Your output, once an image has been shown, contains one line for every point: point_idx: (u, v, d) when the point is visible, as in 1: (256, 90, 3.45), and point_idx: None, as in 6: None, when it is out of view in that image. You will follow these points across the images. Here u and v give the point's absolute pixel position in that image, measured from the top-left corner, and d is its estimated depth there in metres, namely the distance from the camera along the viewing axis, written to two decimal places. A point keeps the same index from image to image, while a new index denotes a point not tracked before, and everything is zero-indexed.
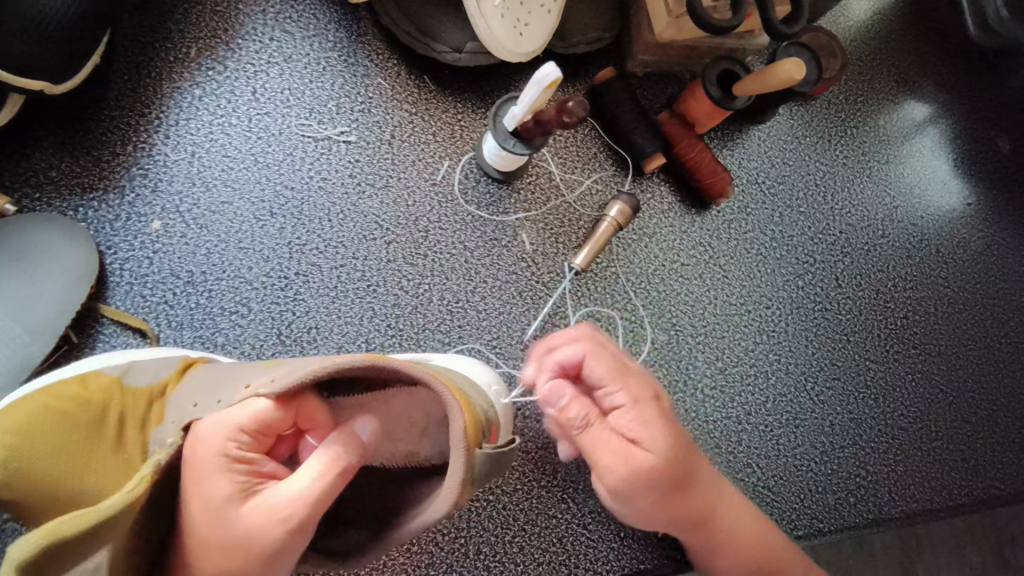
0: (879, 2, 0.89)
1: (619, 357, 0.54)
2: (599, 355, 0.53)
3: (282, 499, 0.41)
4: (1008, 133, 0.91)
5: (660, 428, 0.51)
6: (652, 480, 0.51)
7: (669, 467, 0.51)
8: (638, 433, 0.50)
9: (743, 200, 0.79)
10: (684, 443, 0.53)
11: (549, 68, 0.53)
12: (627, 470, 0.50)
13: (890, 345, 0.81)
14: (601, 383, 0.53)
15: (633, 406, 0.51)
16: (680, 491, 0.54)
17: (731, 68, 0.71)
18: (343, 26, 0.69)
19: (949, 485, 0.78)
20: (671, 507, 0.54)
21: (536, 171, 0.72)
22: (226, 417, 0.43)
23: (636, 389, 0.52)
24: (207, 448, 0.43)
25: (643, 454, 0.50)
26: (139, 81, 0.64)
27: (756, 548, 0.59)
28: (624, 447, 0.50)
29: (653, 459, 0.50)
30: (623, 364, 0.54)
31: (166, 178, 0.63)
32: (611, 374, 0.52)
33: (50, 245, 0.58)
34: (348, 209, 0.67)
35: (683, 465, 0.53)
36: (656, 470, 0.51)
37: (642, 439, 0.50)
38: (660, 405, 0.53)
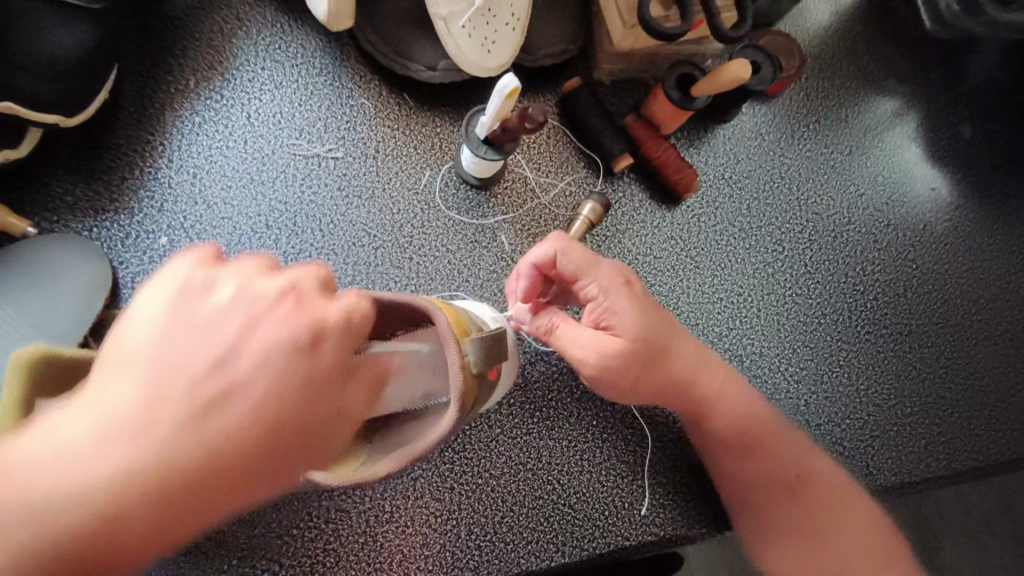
0: (836, 5, 0.95)
1: (587, 254, 0.66)
2: (571, 250, 0.65)
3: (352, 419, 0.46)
4: (969, 120, 0.95)
5: (624, 305, 0.64)
6: (622, 356, 0.63)
7: (641, 342, 0.64)
8: (604, 313, 0.64)
9: (711, 195, 0.84)
10: (657, 320, 0.66)
11: (507, 78, 0.59)
12: (597, 355, 0.63)
13: (861, 326, 0.84)
14: (574, 278, 0.65)
15: (601, 290, 0.64)
16: (658, 367, 0.65)
17: (689, 73, 0.76)
18: (328, 52, 0.76)
19: (927, 458, 0.81)
20: (653, 383, 0.65)
21: (513, 177, 0.78)
22: (294, 327, 0.41)
23: (604, 278, 0.65)
24: (285, 358, 0.40)
25: (611, 336, 0.64)
26: (145, 112, 0.70)
27: (754, 421, 0.68)
28: (593, 337, 0.63)
29: (620, 340, 0.64)
30: (592, 259, 0.66)
31: (171, 198, 0.69)
32: (579, 267, 0.64)
33: (68, 264, 0.64)
34: (337, 218, 0.72)
35: (653, 341, 0.65)
36: (629, 348, 0.64)
37: (608, 321, 0.64)
38: (631, 288, 0.66)
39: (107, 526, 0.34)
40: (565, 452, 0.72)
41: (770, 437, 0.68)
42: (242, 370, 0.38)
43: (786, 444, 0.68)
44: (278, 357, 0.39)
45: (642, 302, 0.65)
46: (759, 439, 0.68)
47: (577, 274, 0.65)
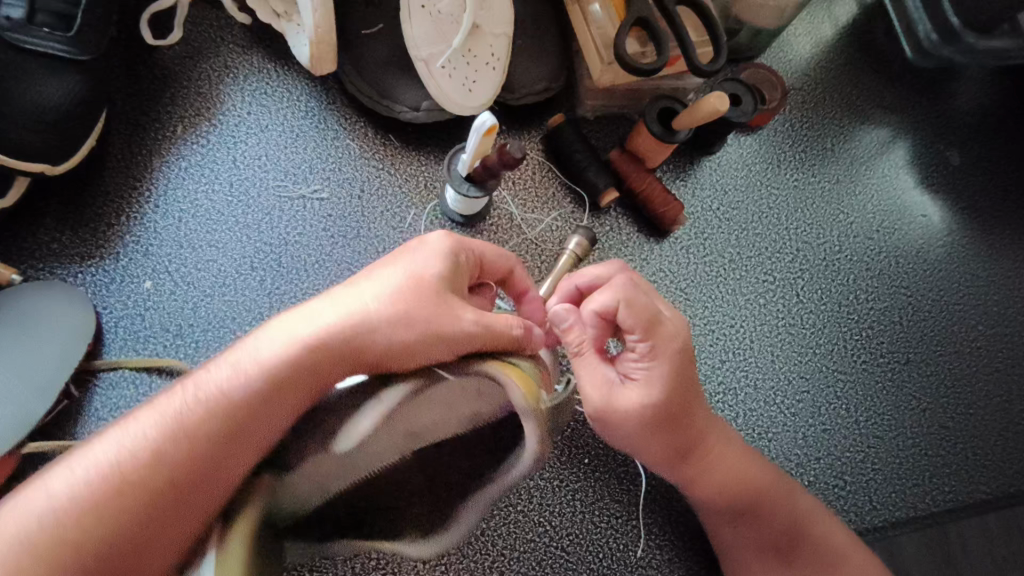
0: (817, 38, 0.96)
1: (651, 311, 0.59)
2: (631, 304, 0.58)
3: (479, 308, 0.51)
4: (957, 146, 0.95)
5: (664, 373, 0.59)
6: (636, 415, 0.59)
7: (662, 410, 0.60)
8: (641, 371, 0.59)
9: (699, 226, 0.83)
10: (688, 393, 0.61)
11: (483, 115, 0.59)
12: (612, 411, 0.60)
13: (858, 355, 0.82)
14: (628, 328, 0.59)
15: (649, 348, 0.59)
16: (673, 434, 0.62)
17: (669, 106, 0.77)
18: (315, 96, 0.77)
19: (933, 491, 0.78)
20: (662, 445, 0.63)
21: (498, 213, 0.78)
22: (444, 260, 0.53)
23: (658, 341, 0.59)
24: (423, 289, 0.51)
25: (638, 395, 0.59)
26: (132, 159, 0.71)
27: (751, 493, 0.66)
28: (612, 387, 0.59)
29: (647, 405, 0.59)
30: (654, 320, 0.59)
31: (157, 243, 0.70)
32: (635, 324, 0.58)
33: (59, 311, 0.64)
34: (323, 259, 0.72)
35: (674, 410, 0.61)
36: (646, 412, 0.59)
37: (640, 381, 0.59)
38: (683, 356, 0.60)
39: (220, 444, 0.42)
40: (557, 493, 0.70)
41: (762, 509, 0.66)
42: (386, 303, 0.49)
43: (780, 515, 0.66)
44: (416, 284, 0.51)
45: (688, 373, 0.60)
46: (750, 509, 0.66)
47: (631, 328, 0.58)
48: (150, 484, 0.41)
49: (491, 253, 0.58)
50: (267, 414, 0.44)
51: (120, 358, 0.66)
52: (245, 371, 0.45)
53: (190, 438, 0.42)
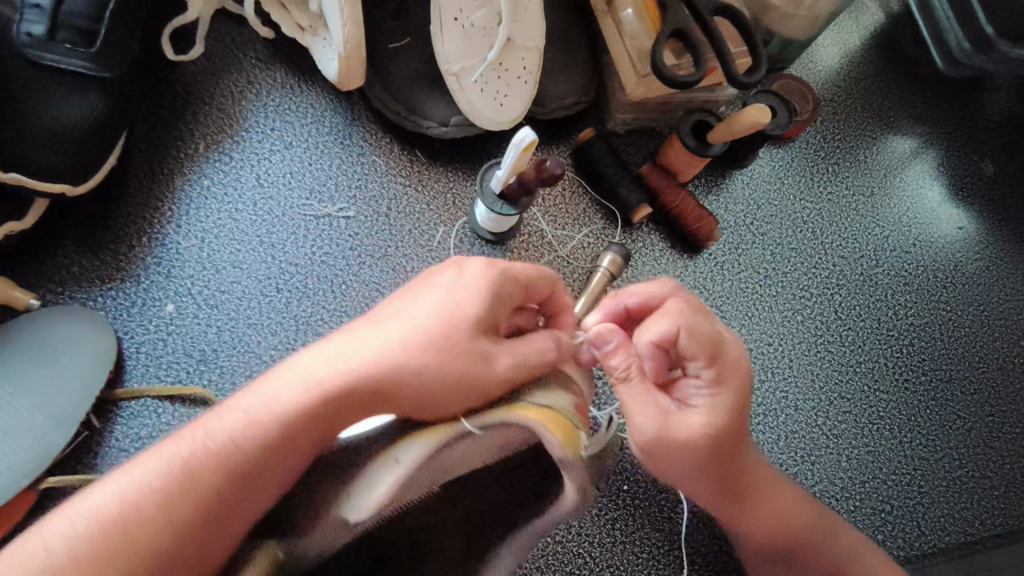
0: (845, 47, 0.94)
1: (714, 334, 0.54)
2: (693, 330, 0.53)
3: (514, 351, 0.48)
4: (990, 157, 0.93)
5: (726, 402, 0.54)
6: (694, 448, 0.54)
7: (722, 438, 0.55)
8: (701, 400, 0.54)
9: (732, 242, 0.81)
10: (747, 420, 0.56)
11: (523, 131, 0.57)
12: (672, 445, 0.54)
13: (899, 374, 0.80)
14: (691, 355, 0.53)
15: (709, 373, 0.53)
16: (729, 471, 0.58)
17: (704, 119, 0.75)
18: (339, 111, 0.75)
19: (981, 515, 0.76)
20: (717, 480, 0.58)
21: (529, 230, 0.76)
22: (483, 294, 0.49)
23: (721, 367, 0.54)
24: (456, 334, 0.47)
25: (696, 426, 0.54)
26: (153, 178, 0.69)
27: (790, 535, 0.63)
28: (667, 417, 0.54)
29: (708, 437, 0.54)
30: (717, 344, 0.53)
31: (179, 264, 0.67)
32: (699, 352, 0.53)
33: (82, 339, 0.62)
34: (350, 279, 0.70)
35: (735, 438, 0.56)
36: (706, 443, 0.54)
37: (702, 410, 0.54)
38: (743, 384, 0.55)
39: (229, 497, 0.41)
40: (597, 521, 0.67)
41: (801, 551, 0.64)
42: (409, 347, 0.46)
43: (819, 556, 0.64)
44: (450, 326, 0.47)
45: (748, 398, 0.55)
46: (789, 550, 0.63)
47: (694, 356, 0.53)
48: (157, 535, 0.39)
49: (535, 276, 0.52)
50: (277, 466, 0.43)
51: (143, 387, 0.63)
52: (258, 418, 0.43)
53: (196, 481, 0.41)
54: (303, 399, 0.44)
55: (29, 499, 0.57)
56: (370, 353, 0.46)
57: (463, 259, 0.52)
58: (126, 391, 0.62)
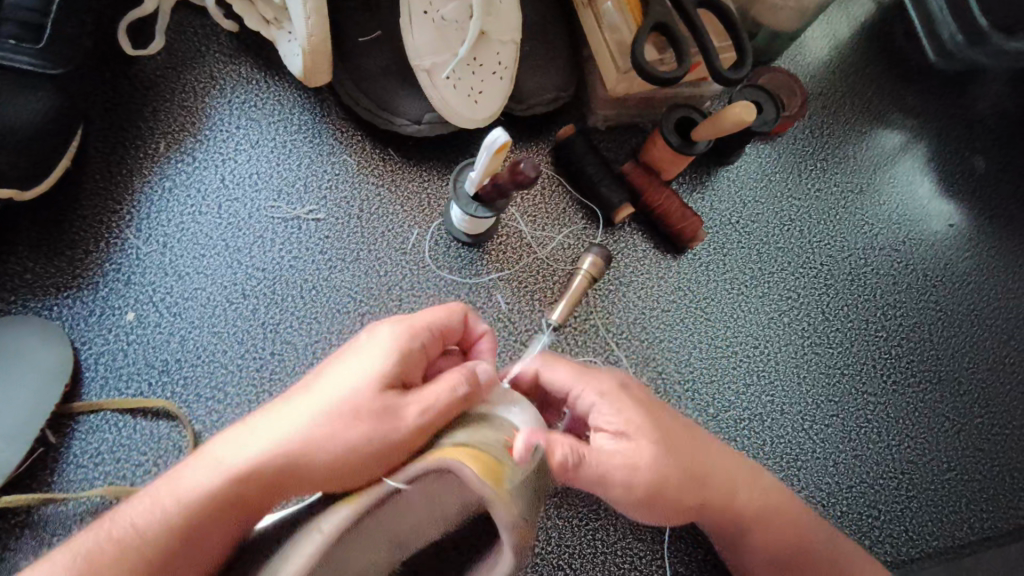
0: (836, 38, 0.91)
1: (575, 362, 0.55)
2: (551, 365, 0.55)
3: (422, 398, 0.44)
4: (982, 151, 0.91)
5: (638, 415, 0.53)
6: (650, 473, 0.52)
7: (657, 454, 0.53)
8: (615, 424, 0.52)
9: (718, 242, 0.79)
10: (666, 430, 0.55)
11: (496, 132, 0.54)
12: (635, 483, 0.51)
13: (887, 375, 0.78)
14: (569, 387, 0.54)
15: (604, 395, 0.53)
16: (694, 483, 0.56)
17: (688, 115, 0.72)
18: (308, 108, 0.72)
19: (969, 519, 0.74)
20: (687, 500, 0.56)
21: (507, 232, 0.73)
22: (389, 356, 0.47)
23: (596, 386, 0.54)
24: (361, 399, 0.45)
25: (632, 451, 0.52)
26: (111, 179, 0.66)
27: (783, 528, 0.62)
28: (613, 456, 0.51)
29: (649, 457, 0.52)
30: (583, 367, 0.55)
31: (140, 270, 0.64)
32: (574, 377, 0.54)
33: (33, 351, 0.59)
34: (320, 285, 0.67)
35: (668, 447, 0.54)
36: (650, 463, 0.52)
37: (616, 432, 0.52)
38: (636, 389, 0.55)
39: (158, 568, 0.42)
40: (576, 533, 0.65)
41: (804, 552, 0.62)
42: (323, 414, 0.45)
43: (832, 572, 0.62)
44: (355, 392, 0.45)
45: (648, 404, 0.55)
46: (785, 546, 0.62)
47: (573, 385, 0.54)
48: None
49: (441, 324, 0.51)
50: (201, 551, 0.43)
51: (102, 400, 0.60)
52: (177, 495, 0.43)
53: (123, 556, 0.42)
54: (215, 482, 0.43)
55: None
56: (276, 434, 0.44)
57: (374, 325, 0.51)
58: (84, 405, 0.59)
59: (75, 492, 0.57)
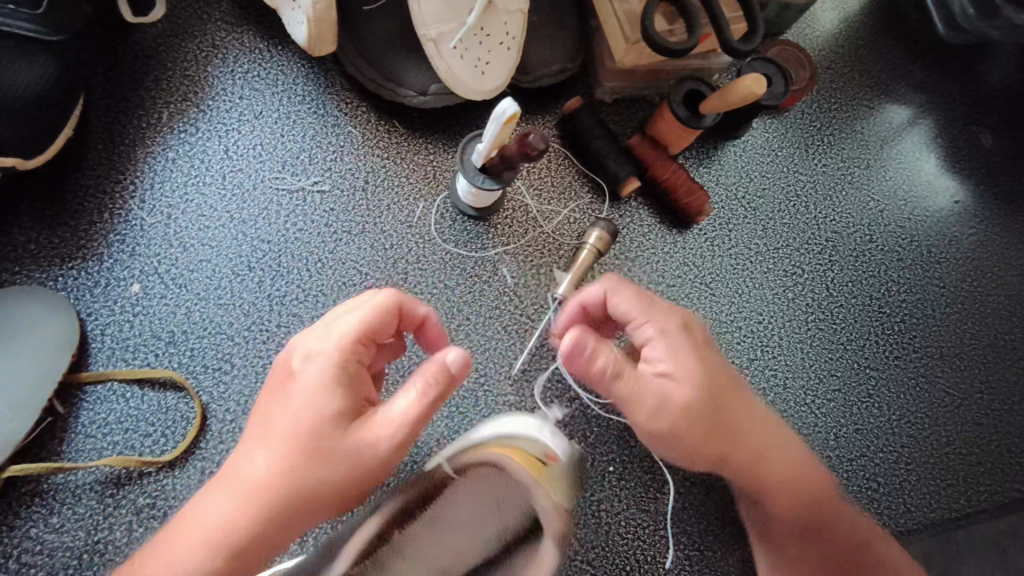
0: (845, 11, 0.90)
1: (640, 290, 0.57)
2: (619, 291, 0.56)
3: (392, 419, 0.45)
4: (989, 127, 0.90)
5: (695, 362, 0.54)
6: (693, 408, 0.54)
7: (705, 394, 0.54)
8: (673, 365, 0.54)
9: (724, 217, 0.79)
10: (716, 371, 0.56)
11: (505, 102, 0.54)
12: (661, 413, 0.53)
13: (889, 350, 0.79)
14: (629, 316, 0.56)
15: (662, 334, 0.54)
16: (733, 438, 0.57)
17: (697, 88, 0.71)
18: (312, 78, 0.71)
19: (966, 492, 0.75)
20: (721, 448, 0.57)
21: (513, 205, 0.73)
22: (332, 386, 0.45)
23: (659, 319, 0.55)
24: (321, 435, 0.44)
25: (678, 389, 0.53)
26: (114, 149, 0.65)
27: (804, 506, 0.63)
28: (660, 388, 0.53)
29: (689, 398, 0.54)
30: (646, 296, 0.56)
31: (144, 242, 0.64)
32: (635, 306, 0.55)
33: (39, 321, 0.59)
34: (326, 257, 0.67)
35: (716, 388, 0.55)
36: (692, 399, 0.54)
37: (670, 368, 0.54)
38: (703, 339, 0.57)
39: None
40: (581, 504, 0.66)
41: (826, 526, 0.63)
42: (290, 457, 0.44)
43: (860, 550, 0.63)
44: (313, 431, 0.44)
45: (704, 346, 0.56)
46: (808, 512, 0.63)
47: (633, 314, 0.55)
48: None
49: (377, 328, 0.48)
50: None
51: (108, 370, 0.60)
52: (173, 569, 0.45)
53: None
54: (197, 552, 0.45)
55: None
56: (253, 486, 0.45)
57: (299, 342, 0.48)
58: (90, 375, 0.59)
59: (84, 461, 0.58)
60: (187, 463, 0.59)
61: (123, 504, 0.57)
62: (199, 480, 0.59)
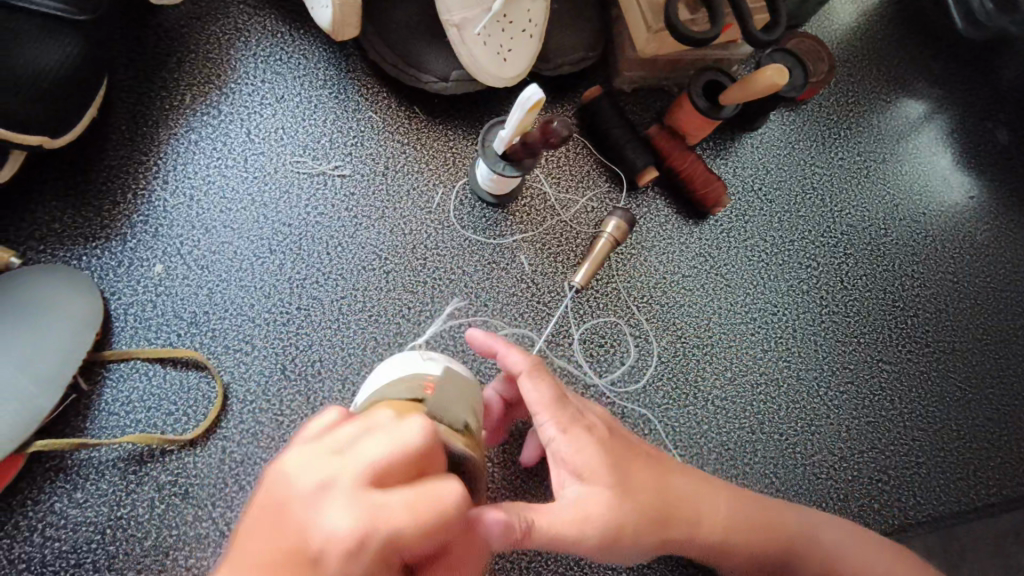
0: (864, 5, 0.90)
1: (559, 387, 0.50)
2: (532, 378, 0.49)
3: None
4: (1006, 124, 0.90)
5: (598, 458, 0.48)
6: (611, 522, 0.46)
7: (620, 501, 0.47)
8: (572, 466, 0.47)
9: (740, 209, 0.79)
10: (626, 467, 0.49)
11: (531, 89, 0.54)
12: (588, 531, 0.45)
13: (902, 344, 0.79)
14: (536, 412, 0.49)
15: (564, 438, 0.48)
16: (657, 525, 0.50)
17: (716, 79, 0.71)
18: (333, 63, 0.71)
19: (976, 485, 0.76)
20: (651, 540, 0.50)
21: (531, 193, 0.73)
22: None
23: (564, 419, 0.48)
24: None
25: (591, 508, 0.46)
26: (138, 130, 0.66)
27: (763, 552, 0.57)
28: (570, 510, 0.46)
29: (607, 504, 0.46)
30: (563, 396, 0.50)
31: (167, 223, 0.64)
32: (545, 403, 0.49)
33: (62, 297, 0.59)
34: (346, 241, 0.67)
35: (631, 490, 0.48)
36: (608, 512, 0.46)
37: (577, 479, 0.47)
38: (602, 436, 0.49)
39: None
40: None
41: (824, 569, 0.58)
42: None
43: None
44: None
45: (612, 448, 0.49)
46: (766, 557, 0.57)
47: (540, 411, 0.49)
48: None
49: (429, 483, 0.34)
50: None
51: (132, 349, 0.61)
52: None
53: None
54: None
55: (17, 463, 0.55)
56: None
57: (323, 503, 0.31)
58: (115, 353, 0.60)
59: (108, 438, 0.58)
60: (209, 441, 0.60)
61: (146, 481, 0.58)
62: (220, 458, 0.60)
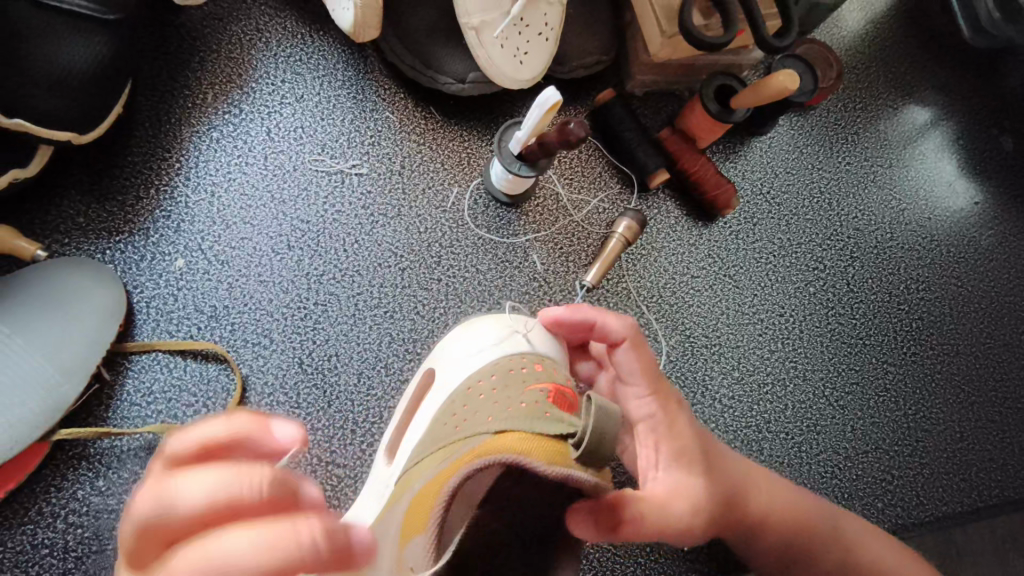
0: (872, 13, 0.92)
1: (653, 362, 0.55)
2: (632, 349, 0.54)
3: None
4: (1010, 131, 0.92)
5: (690, 443, 0.53)
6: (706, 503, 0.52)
7: (712, 481, 0.53)
8: (666, 446, 0.52)
9: (748, 211, 0.80)
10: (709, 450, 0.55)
11: (549, 92, 0.55)
12: (692, 509, 0.51)
13: (907, 347, 0.80)
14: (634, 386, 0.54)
15: (660, 416, 0.53)
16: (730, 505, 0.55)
17: (727, 84, 0.73)
18: (351, 64, 0.73)
19: (978, 486, 0.77)
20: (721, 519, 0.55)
21: (543, 193, 0.74)
22: None
23: (661, 396, 0.54)
24: None
25: (690, 487, 0.51)
26: (161, 128, 0.67)
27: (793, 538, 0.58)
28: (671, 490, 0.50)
29: (702, 483, 0.51)
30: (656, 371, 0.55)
31: (188, 219, 0.66)
32: (642, 378, 0.54)
33: (85, 291, 0.60)
34: (362, 238, 0.69)
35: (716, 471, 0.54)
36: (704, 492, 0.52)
37: (673, 461, 0.52)
38: (684, 414, 0.55)
39: None
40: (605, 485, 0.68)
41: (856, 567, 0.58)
42: None
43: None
44: None
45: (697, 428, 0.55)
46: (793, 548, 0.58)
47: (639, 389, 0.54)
48: None
49: None
50: None
51: (154, 341, 0.62)
52: None
53: None
54: None
55: (42, 449, 0.56)
56: None
57: None
58: (138, 345, 0.61)
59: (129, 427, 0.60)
60: None
61: None
62: None
